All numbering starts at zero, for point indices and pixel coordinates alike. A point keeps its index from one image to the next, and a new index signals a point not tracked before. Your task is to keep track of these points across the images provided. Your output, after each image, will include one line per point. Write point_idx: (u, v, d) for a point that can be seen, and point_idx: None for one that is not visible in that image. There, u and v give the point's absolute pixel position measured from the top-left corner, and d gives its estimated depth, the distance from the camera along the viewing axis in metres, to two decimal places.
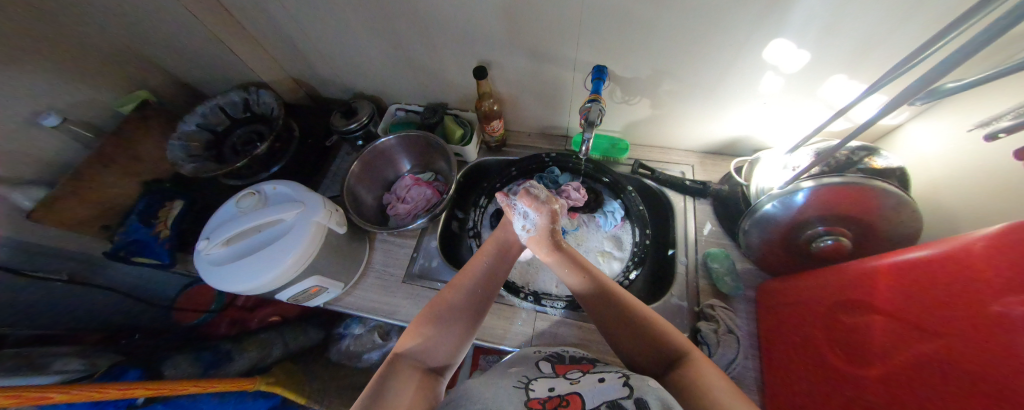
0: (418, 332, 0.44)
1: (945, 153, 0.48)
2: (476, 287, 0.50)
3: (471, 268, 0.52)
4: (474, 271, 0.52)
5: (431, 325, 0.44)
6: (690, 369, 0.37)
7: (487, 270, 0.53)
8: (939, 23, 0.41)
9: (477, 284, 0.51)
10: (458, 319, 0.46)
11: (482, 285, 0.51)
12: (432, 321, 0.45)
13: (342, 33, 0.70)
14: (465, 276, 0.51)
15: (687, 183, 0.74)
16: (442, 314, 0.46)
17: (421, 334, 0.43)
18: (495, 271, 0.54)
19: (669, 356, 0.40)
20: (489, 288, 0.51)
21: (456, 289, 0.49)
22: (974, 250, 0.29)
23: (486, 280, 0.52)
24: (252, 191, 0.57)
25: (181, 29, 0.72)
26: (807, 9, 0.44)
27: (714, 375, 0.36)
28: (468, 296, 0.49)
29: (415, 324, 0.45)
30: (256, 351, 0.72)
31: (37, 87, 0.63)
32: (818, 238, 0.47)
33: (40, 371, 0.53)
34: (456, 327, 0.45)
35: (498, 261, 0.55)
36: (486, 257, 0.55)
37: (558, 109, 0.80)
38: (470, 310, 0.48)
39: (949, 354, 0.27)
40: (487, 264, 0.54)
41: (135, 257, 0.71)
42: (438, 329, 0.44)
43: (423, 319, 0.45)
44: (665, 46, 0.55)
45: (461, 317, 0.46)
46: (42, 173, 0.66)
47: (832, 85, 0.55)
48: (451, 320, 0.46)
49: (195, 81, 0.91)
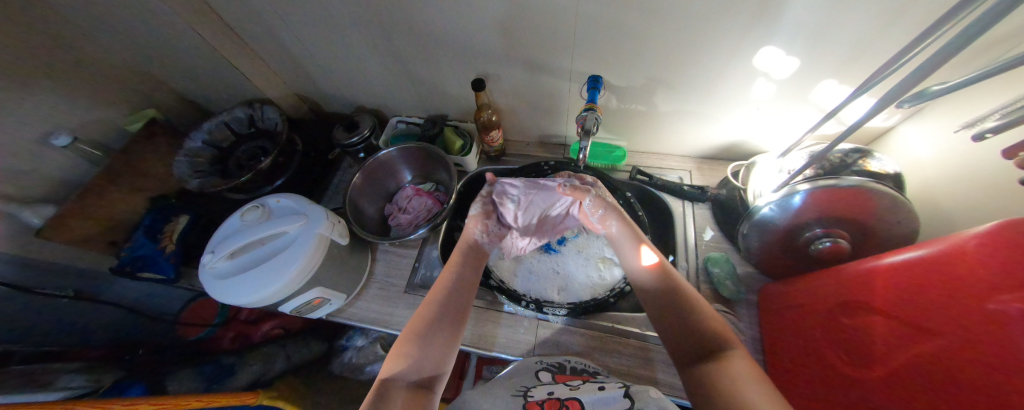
0: (400, 352, 0.44)
1: (937, 153, 0.49)
2: (448, 299, 0.52)
3: (440, 283, 0.54)
4: (443, 285, 0.54)
5: (412, 342, 0.45)
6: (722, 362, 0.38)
7: (454, 281, 0.55)
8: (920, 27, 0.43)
9: (449, 296, 0.52)
10: (438, 332, 0.47)
11: (454, 297, 0.52)
12: (412, 339, 0.45)
13: (343, 49, 0.72)
14: (437, 291, 0.53)
15: (685, 188, 0.76)
16: (421, 332, 0.46)
17: (404, 354, 0.44)
18: (463, 281, 0.55)
19: (705, 344, 0.41)
20: (461, 299, 0.53)
21: (430, 305, 0.50)
22: (967, 250, 0.29)
23: (458, 290, 0.53)
24: (257, 204, 0.58)
25: (190, 47, 0.74)
26: (791, 18, 0.46)
27: (747, 368, 0.36)
28: (443, 309, 0.50)
29: (397, 345, 0.45)
30: (257, 366, 0.71)
31: (48, 109, 0.66)
32: (817, 240, 0.47)
33: (46, 387, 0.53)
34: (435, 341, 0.46)
35: (467, 271, 0.57)
36: (452, 269, 0.57)
37: (556, 119, 0.81)
38: (446, 321, 0.49)
39: (946, 354, 0.27)
40: (455, 275, 0.56)
41: (140, 272, 0.71)
42: (419, 345, 0.45)
43: (403, 340, 0.46)
44: (657, 55, 0.57)
45: (439, 330, 0.47)
46: (51, 191, 0.68)
47: (822, 90, 0.56)
48: (430, 336, 0.46)
49: (201, 99, 0.94)
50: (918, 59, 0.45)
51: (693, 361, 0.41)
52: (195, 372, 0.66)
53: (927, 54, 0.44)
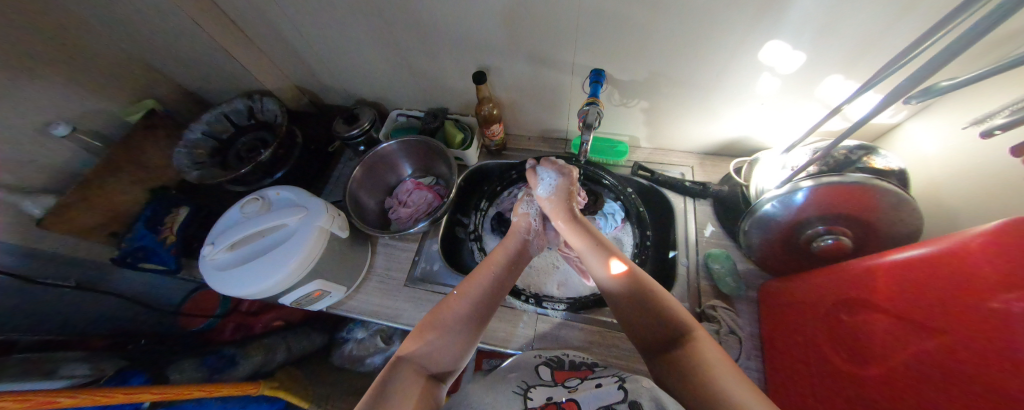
0: (422, 336, 0.44)
1: (944, 151, 0.48)
2: (482, 297, 0.50)
3: (480, 277, 0.52)
4: (482, 281, 0.52)
5: (436, 332, 0.44)
6: (691, 347, 0.37)
7: (495, 280, 0.53)
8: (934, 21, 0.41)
9: (485, 293, 0.50)
10: (462, 327, 0.46)
11: (488, 296, 0.51)
12: (436, 328, 0.45)
13: (343, 40, 0.71)
14: (473, 285, 0.51)
15: (687, 184, 0.75)
16: (446, 322, 0.46)
17: (426, 340, 0.44)
18: (502, 281, 0.53)
19: (671, 333, 0.40)
20: (494, 300, 0.51)
21: (462, 298, 0.49)
22: (970, 248, 0.29)
23: (493, 291, 0.51)
24: (256, 196, 0.58)
25: (187, 37, 0.73)
26: (800, 11, 0.44)
27: (715, 354, 0.35)
28: (473, 305, 0.49)
29: (419, 328, 0.45)
30: (259, 357, 0.72)
31: (46, 99, 0.65)
32: (818, 237, 0.47)
33: (49, 376, 0.53)
34: (458, 335, 0.45)
35: (507, 272, 0.55)
36: (496, 267, 0.54)
37: (557, 113, 0.81)
38: (474, 318, 0.48)
39: (945, 352, 0.27)
40: (496, 274, 0.53)
41: (141, 263, 0.73)
42: (442, 335, 0.44)
43: (427, 325, 0.45)
44: (661, 48, 0.56)
45: (464, 325, 0.46)
46: (51, 182, 0.68)
47: (828, 85, 0.55)
48: (456, 329, 0.46)
49: (200, 89, 0.93)
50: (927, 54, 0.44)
51: (663, 348, 0.40)
52: (196, 362, 0.67)
53: (936, 50, 0.43)
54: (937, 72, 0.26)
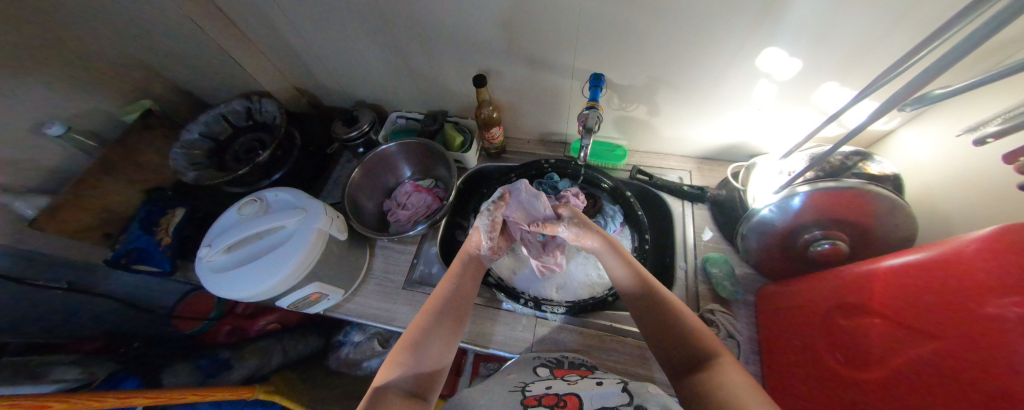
0: (396, 360, 0.43)
1: (936, 158, 0.49)
2: (446, 308, 0.51)
3: (439, 291, 0.53)
4: (443, 293, 0.53)
5: (408, 351, 0.44)
6: (714, 372, 0.36)
7: (454, 290, 0.54)
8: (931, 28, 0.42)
9: (448, 305, 0.52)
10: (433, 340, 0.46)
11: (452, 305, 0.52)
12: (407, 348, 0.44)
13: (344, 41, 0.71)
14: (434, 301, 0.52)
15: (686, 188, 0.75)
16: (417, 339, 0.45)
17: (400, 363, 0.42)
18: (462, 290, 0.55)
19: (697, 358, 0.39)
20: (460, 307, 0.52)
21: (426, 313, 0.50)
22: (967, 254, 0.29)
23: (456, 301, 0.53)
24: (254, 198, 0.58)
25: (187, 38, 0.73)
26: (796, 19, 0.45)
27: (738, 377, 0.35)
28: (439, 318, 0.49)
29: (393, 353, 0.44)
30: (254, 361, 0.71)
31: (41, 97, 0.64)
32: (815, 242, 0.48)
33: (39, 380, 0.52)
34: (431, 348, 0.46)
35: (465, 283, 0.56)
36: (452, 278, 0.56)
37: (557, 117, 0.81)
38: (442, 329, 0.48)
39: (943, 357, 0.28)
40: (454, 284, 0.55)
41: (135, 264, 0.71)
42: (415, 353, 0.44)
43: (399, 348, 0.44)
44: (660, 54, 0.57)
45: (435, 338, 0.47)
46: (45, 182, 0.67)
47: (825, 92, 0.56)
48: (427, 345, 0.45)
49: (198, 90, 0.92)
50: (924, 63, 0.45)
51: (685, 374, 0.39)
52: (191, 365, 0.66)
53: (935, 56, 0.44)
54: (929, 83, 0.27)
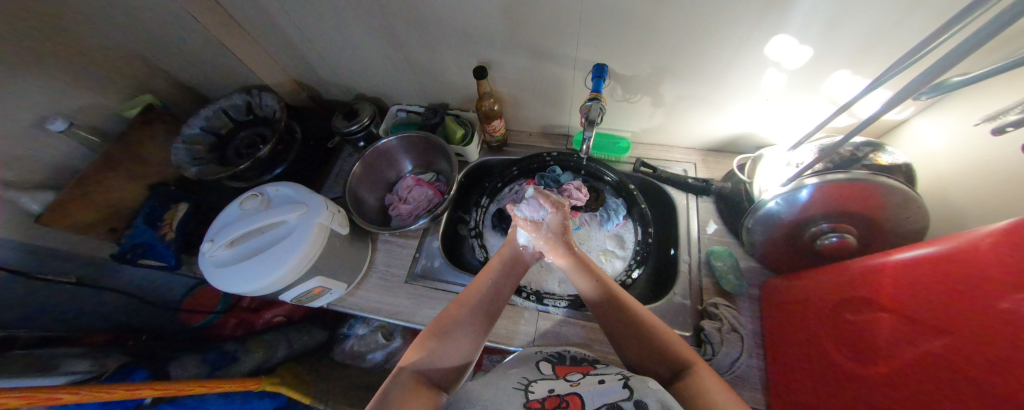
0: (422, 345, 0.44)
1: (951, 148, 0.48)
2: (482, 301, 0.50)
3: (478, 283, 0.52)
4: (481, 286, 0.52)
5: (436, 338, 0.44)
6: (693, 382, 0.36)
7: (493, 285, 0.53)
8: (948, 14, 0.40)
9: (484, 299, 0.51)
10: (464, 332, 0.46)
11: (488, 301, 0.51)
12: (436, 335, 0.45)
13: (341, 34, 0.70)
14: (472, 291, 0.51)
15: (690, 181, 0.74)
16: (446, 329, 0.46)
17: (425, 349, 0.43)
18: (501, 286, 0.53)
19: (672, 365, 0.40)
20: (495, 302, 0.51)
21: (461, 305, 0.49)
22: (980, 247, 0.28)
23: (493, 295, 0.51)
24: (255, 193, 0.57)
25: (184, 31, 0.72)
26: (808, 5, 0.43)
27: (714, 385, 0.35)
28: (474, 311, 0.49)
29: (420, 337, 0.45)
30: (260, 354, 0.72)
31: (41, 93, 0.64)
32: (822, 235, 0.47)
33: (52, 372, 0.54)
34: (461, 339, 0.46)
35: (504, 277, 0.54)
36: (494, 272, 0.54)
37: (559, 109, 0.80)
38: (476, 323, 0.48)
39: (952, 352, 0.27)
40: (494, 279, 0.53)
41: (141, 259, 0.72)
42: (442, 342, 0.44)
43: (428, 333, 0.45)
44: (665, 43, 0.55)
45: (467, 330, 0.47)
46: (50, 178, 0.67)
47: (836, 81, 0.54)
48: (456, 335, 0.46)
49: (198, 84, 0.92)
50: (940, 51, 0.43)
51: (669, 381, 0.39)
52: (198, 358, 0.67)
53: (952, 43, 0.42)
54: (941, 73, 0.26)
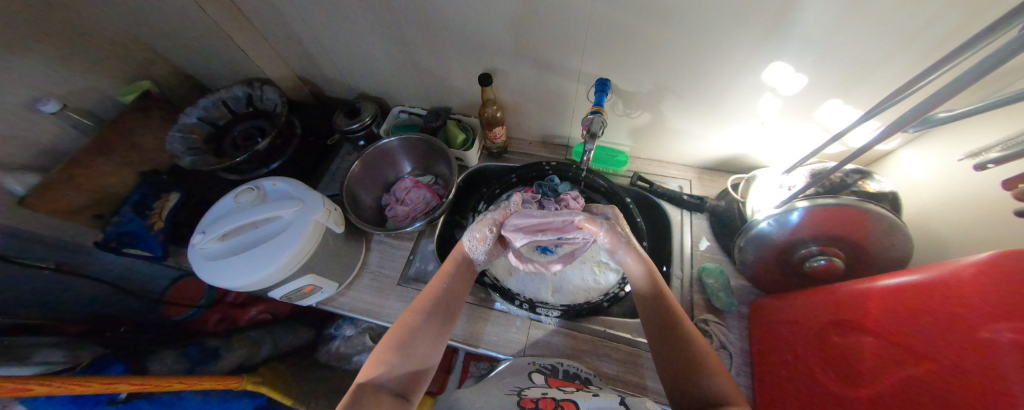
0: (381, 358, 0.43)
1: (935, 179, 0.50)
2: (436, 306, 0.50)
3: (430, 289, 0.52)
4: (433, 292, 0.52)
5: (393, 350, 0.44)
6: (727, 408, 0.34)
7: (446, 288, 0.53)
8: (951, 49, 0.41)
9: (438, 303, 0.50)
10: (421, 339, 0.46)
11: (441, 303, 0.51)
12: (392, 347, 0.44)
13: (349, 32, 0.70)
14: (425, 298, 0.51)
15: (685, 197, 0.75)
16: (403, 339, 0.45)
17: (385, 361, 0.43)
18: (455, 289, 0.53)
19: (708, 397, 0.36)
20: (452, 304, 0.52)
21: (415, 312, 0.49)
22: (963, 278, 0.29)
23: (447, 299, 0.52)
24: (251, 187, 0.57)
25: (189, 20, 0.72)
26: (804, 34, 0.45)
27: None
28: (428, 317, 0.48)
29: (377, 350, 0.45)
30: (244, 351, 0.70)
31: (36, 73, 0.63)
32: (811, 257, 0.48)
33: (22, 362, 0.51)
34: (418, 347, 0.45)
35: (457, 280, 0.54)
36: (444, 277, 0.54)
37: (561, 119, 0.81)
38: (432, 329, 0.48)
39: (936, 380, 0.28)
40: (446, 283, 0.53)
41: (126, 248, 0.70)
42: (401, 352, 0.44)
43: (385, 345, 0.45)
44: (668, 61, 0.56)
45: (423, 335, 0.47)
46: (37, 159, 0.66)
47: (828, 109, 0.56)
48: (413, 344, 0.45)
49: (198, 73, 0.91)
50: (938, 84, 0.45)
51: None
52: (178, 353, 0.65)
53: (951, 76, 0.44)
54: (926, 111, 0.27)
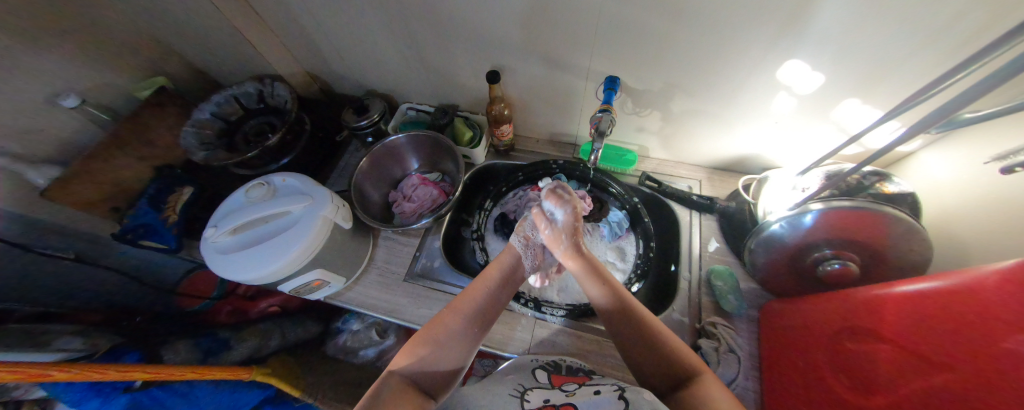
0: (413, 351, 0.44)
1: (958, 182, 0.48)
2: (478, 311, 0.49)
3: (473, 292, 0.51)
4: (476, 296, 0.50)
5: (426, 346, 0.44)
6: (695, 389, 0.36)
7: (490, 295, 0.51)
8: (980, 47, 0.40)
9: (479, 308, 0.49)
10: (457, 340, 0.46)
11: (483, 311, 0.50)
12: (427, 342, 0.44)
13: (358, 29, 0.70)
14: (467, 300, 0.50)
15: (695, 198, 0.74)
16: (438, 337, 0.45)
17: (416, 355, 0.43)
18: (498, 296, 0.52)
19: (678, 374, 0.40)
20: (492, 312, 0.51)
21: (455, 312, 0.48)
22: (987, 286, 0.28)
23: (488, 305, 0.51)
24: (262, 182, 0.58)
25: (202, 17, 0.73)
26: (821, 31, 0.44)
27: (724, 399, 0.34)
28: (469, 320, 0.48)
29: (411, 341, 0.45)
30: (253, 343, 0.72)
31: (57, 68, 0.65)
32: (825, 261, 0.47)
33: (43, 348, 0.53)
34: (452, 347, 0.45)
35: (502, 288, 0.53)
36: (490, 282, 0.52)
37: (568, 117, 0.80)
38: (470, 333, 0.47)
39: (950, 390, 0.27)
40: (491, 289, 0.52)
41: (142, 240, 0.72)
42: (435, 349, 0.44)
43: (420, 339, 0.45)
44: (680, 59, 0.55)
45: (460, 337, 0.46)
46: (57, 152, 0.68)
47: (846, 109, 0.55)
48: (448, 344, 0.45)
49: (212, 70, 0.93)
50: (966, 83, 0.43)
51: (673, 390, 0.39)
52: (190, 343, 0.67)
53: (980, 75, 0.42)
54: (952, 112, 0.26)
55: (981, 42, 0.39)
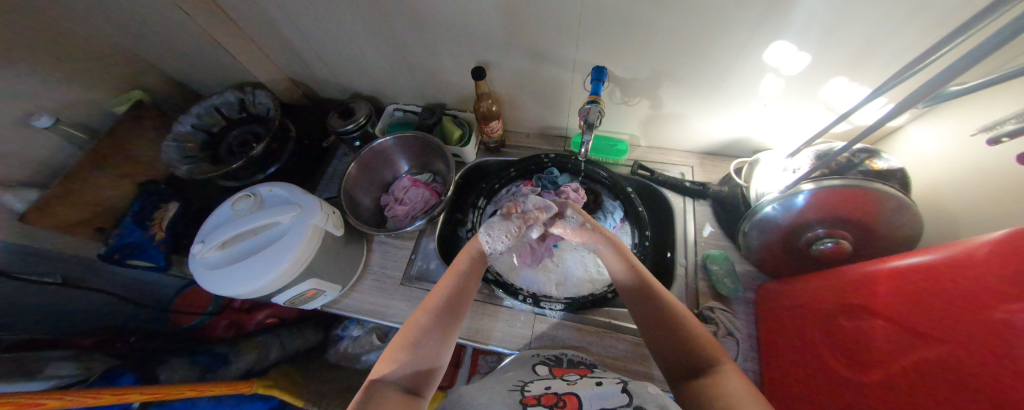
0: (392, 357, 0.44)
1: (944, 155, 0.48)
2: (446, 304, 0.51)
3: (439, 289, 0.52)
4: (443, 290, 0.52)
5: (404, 347, 0.44)
6: (713, 380, 0.36)
7: (456, 288, 0.53)
8: (966, 17, 0.39)
9: (447, 302, 0.51)
10: (433, 336, 0.46)
11: (451, 304, 0.51)
12: (403, 345, 0.45)
13: (337, 30, 0.68)
14: (434, 297, 0.51)
15: (687, 185, 0.75)
16: (414, 337, 0.46)
17: (397, 360, 0.43)
18: (467, 286, 0.54)
19: (697, 366, 0.39)
20: (463, 302, 0.52)
21: (425, 311, 0.49)
22: (977, 257, 0.28)
23: (458, 297, 0.52)
24: (248, 193, 0.56)
25: (175, 27, 0.70)
26: (806, 11, 0.44)
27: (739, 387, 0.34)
28: (439, 315, 0.49)
29: (389, 350, 0.45)
30: (253, 355, 0.71)
31: (26, 88, 0.63)
32: (817, 240, 0.47)
33: (33, 377, 0.52)
34: (430, 344, 0.46)
35: (468, 277, 0.55)
36: (454, 275, 0.55)
37: (558, 110, 0.79)
38: (442, 328, 0.48)
39: (947, 364, 0.27)
40: (457, 281, 0.54)
41: (130, 259, 0.71)
42: (413, 349, 0.44)
43: (398, 344, 0.45)
44: (667, 45, 0.54)
45: (435, 333, 0.47)
46: (35, 174, 0.66)
47: (833, 87, 0.55)
48: (424, 342, 0.46)
49: (189, 80, 0.90)
50: (957, 56, 0.43)
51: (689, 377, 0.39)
52: (187, 361, 0.65)
53: (966, 47, 0.41)
54: (942, 87, 0.26)
55: (967, 13, 0.39)
